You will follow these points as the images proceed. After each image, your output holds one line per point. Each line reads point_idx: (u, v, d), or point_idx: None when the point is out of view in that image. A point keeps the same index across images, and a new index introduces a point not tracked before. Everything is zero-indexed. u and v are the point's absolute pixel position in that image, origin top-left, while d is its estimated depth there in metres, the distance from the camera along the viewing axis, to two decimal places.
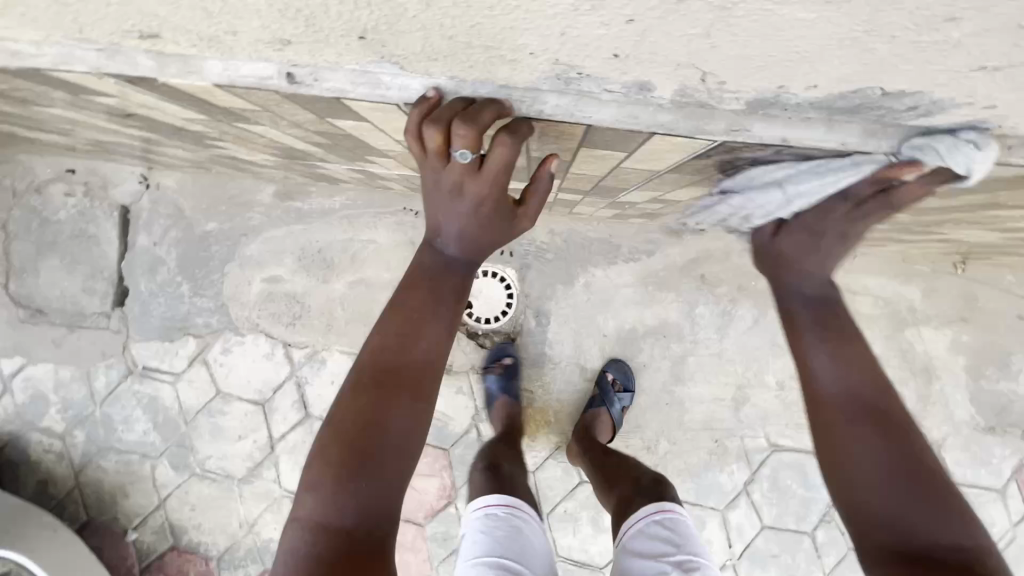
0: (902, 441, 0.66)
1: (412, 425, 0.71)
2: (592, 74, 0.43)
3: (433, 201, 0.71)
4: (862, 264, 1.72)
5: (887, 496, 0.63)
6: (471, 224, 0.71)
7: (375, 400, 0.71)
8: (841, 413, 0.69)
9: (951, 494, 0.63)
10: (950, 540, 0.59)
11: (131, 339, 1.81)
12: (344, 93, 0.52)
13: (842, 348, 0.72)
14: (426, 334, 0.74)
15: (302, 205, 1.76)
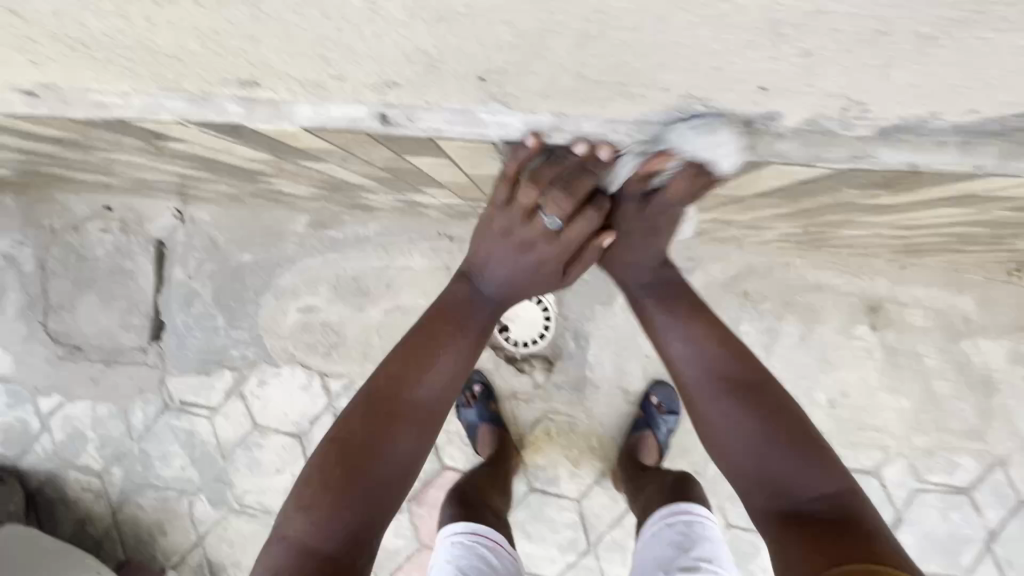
0: (758, 405, 0.82)
1: (415, 441, 0.81)
2: (717, 105, 0.40)
3: (490, 238, 0.81)
4: (912, 275, 1.67)
5: (755, 461, 0.79)
6: (515, 271, 0.83)
7: (369, 424, 0.79)
8: (701, 393, 0.85)
9: (811, 443, 0.78)
10: (813, 488, 0.74)
11: (168, 374, 1.81)
12: (438, 130, 0.51)
13: (688, 331, 0.88)
14: (440, 359, 0.84)
15: (336, 234, 1.75)
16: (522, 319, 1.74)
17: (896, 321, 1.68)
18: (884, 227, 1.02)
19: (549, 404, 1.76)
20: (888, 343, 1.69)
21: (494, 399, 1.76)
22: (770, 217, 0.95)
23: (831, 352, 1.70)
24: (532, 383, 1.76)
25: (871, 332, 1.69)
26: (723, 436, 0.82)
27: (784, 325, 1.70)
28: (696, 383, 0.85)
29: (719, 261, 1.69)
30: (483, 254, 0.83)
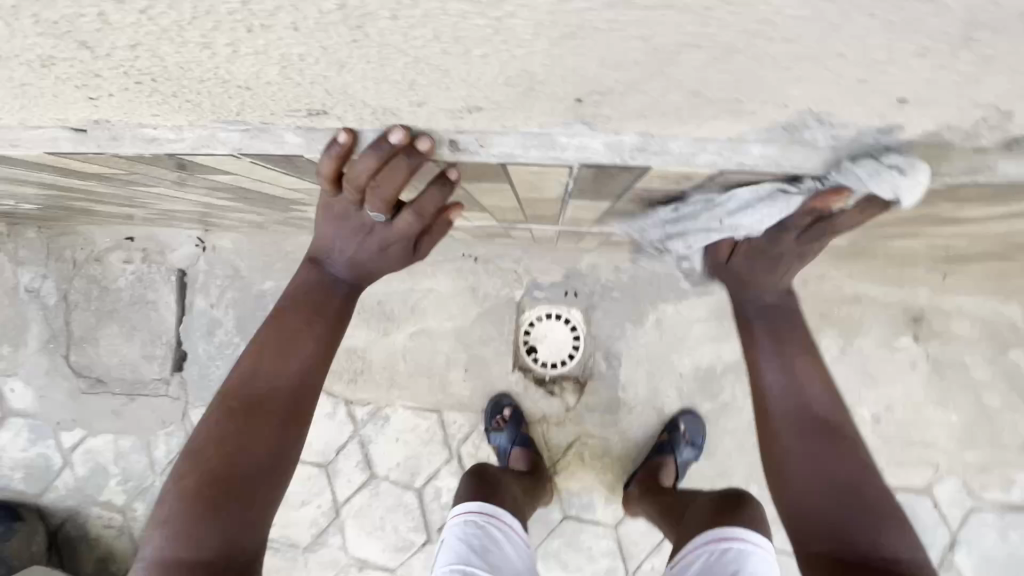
0: (845, 460, 0.74)
1: (269, 443, 0.74)
2: (834, 121, 0.37)
3: (330, 223, 0.71)
4: (955, 283, 1.61)
5: (827, 503, 0.72)
6: (362, 254, 0.75)
7: (235, 431, 0.73)
8: (789, 426, 0.77)
9: (883, 505, 0.71)
10: (887, 541, 0.67)
11: (190, 405, 1.77)
12: (510, 155, 0.47)
13: (793, 363, 0.79)
14: (294, 352, 0.78)
15: None
16: (551, 340, 1.70)
17: (939, 331, 1.63)
18: (945, 237, 0.97)
19: (581, 427, 1.70)
20: (933, 355, 1.63)
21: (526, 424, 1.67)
22: (826, 230, 0.91)
23: (873, 366, 1.64)
24: (563, 406, 1.71)
25: (914, 343, 1.63)
26: (814, 475, 0.74)
27: (823, 339, 1.64)
28: (784, 414, 0.77)
29: None
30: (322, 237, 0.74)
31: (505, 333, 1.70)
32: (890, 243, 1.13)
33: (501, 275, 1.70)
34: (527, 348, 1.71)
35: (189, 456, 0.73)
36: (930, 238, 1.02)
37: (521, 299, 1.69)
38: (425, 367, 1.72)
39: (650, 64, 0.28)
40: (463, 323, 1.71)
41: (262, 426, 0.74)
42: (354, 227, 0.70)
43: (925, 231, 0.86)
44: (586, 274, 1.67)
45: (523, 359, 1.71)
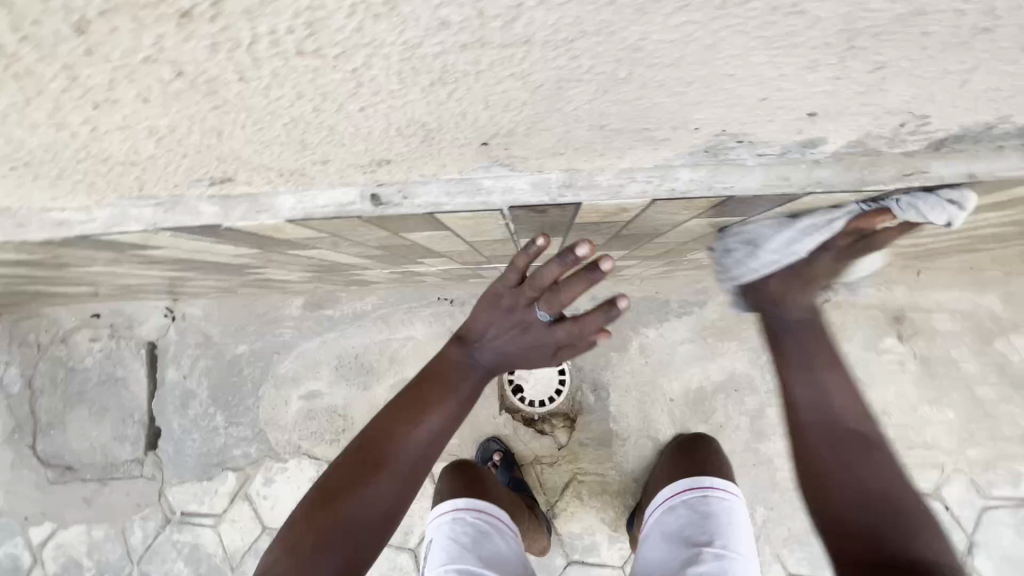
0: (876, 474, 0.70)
1: (388, 494, 0.79)
2: (755, 139, 0.36)
3: (490, 312, 0.73)
4: (930, 279, 1.62)
5: (863, 517, 0.68)
6: (508, 348, 0.76)
7: (355, 475, 0.78)
8: (823, 439, 0.73)
9: (891, 470, 0.71)
10: (879, 505, 0.69)
11: (167, 484, 1.69)
12: (438, 206, 0.45)
13: (830, 377, 0.74)
14: (428, 418, 0.81)
15: (333, 312, 1.70)
16: (536, 376, 1.66)
17: (923, 328, 1.62)
18: (905, 237, 0.97)
19: (576, 465, 1.64)
20: (921, 353, 1.61)
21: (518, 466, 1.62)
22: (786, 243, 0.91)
23: (863, 370, 1.62)
24: (555, 444, 1.66)
25: (900, 343, 1.62)
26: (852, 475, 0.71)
27: None
28: (815, 426, 0.73)
29: None
30: (480, 318, 0.75)
31: None
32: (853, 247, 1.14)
33: None
34: (513, 388, 1.66)
35: (320, 486, 0.79)
36: (892, 240, 1.02)
37: None
38: None
39: (537, 100, 0.28)
40: None
41: (383, 477, 0.79)
42: (508, 317, 0.72)
43: (882, 234, 0.86)
44: None
45: (510, 399, 1.67)
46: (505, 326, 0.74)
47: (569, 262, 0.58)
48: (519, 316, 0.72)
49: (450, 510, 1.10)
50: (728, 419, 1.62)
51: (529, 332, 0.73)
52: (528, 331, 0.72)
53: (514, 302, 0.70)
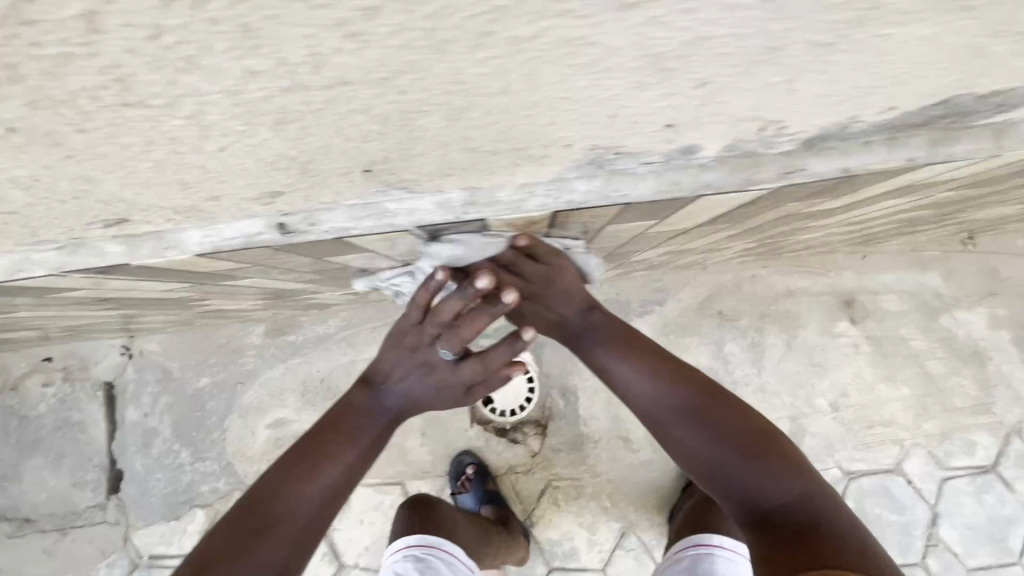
0: (727, 426, 0.74)
1: (288, 543, 0.72)
2: (631, 151, 0.37)
3: (400, 352, 0.78)
4: (876, 263, 1.68)
5: (724, 471, 0.72)
6: (416, 387, 0.80)
7: (236, 535, 0.70)
8: (663, 416, 0.77)
9: (732, 429, 0.74)
10: (738, 461, 0.72)
11: (132, 528, 1.63)
12: (346, 231, 0.46)
13: (638, 359, 0.79)
14: (337, 459, 0.78)
15: (296, 337, 1.67)
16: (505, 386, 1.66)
17: (873, 310, 1.68)
18: (835, 226, 1.01)
19: (552, 472, 1.65)
20: (872, 334, 1.67)
21: (492, 479, 1.62)
22: (724, 239, 0.93)
23: (821, 355, 1.67)
24: (529, 452, 1.66)
25: (852, 326, 1.68)
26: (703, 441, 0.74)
27: (769, 337, 1.66)
28: (653, 407, 0.78)
29: (688, 287, 1.67)
30: (388, 359, 0.80)
31: None
32: (791, 238, 1.18)
33: None
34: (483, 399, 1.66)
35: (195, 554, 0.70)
36: (825, 229, 1.06)
37: None
38: None
39: (398, 129, 0.29)
40: None
41: (283, 525, 0.72)
42: (416, 358, 0.78)
43: (811, 225, 0.90)
44: None
45: (481, 411, 1.66)
46: (414, 364, 0.79)
47: (470, 296, 0.64)
48: (425, 356, 0.77)
49: (402, 548, 1.18)
50: None
51: (434, 368, 0.78)
52: (437, 366, 0.78)
53: (416, 340, 0.76)
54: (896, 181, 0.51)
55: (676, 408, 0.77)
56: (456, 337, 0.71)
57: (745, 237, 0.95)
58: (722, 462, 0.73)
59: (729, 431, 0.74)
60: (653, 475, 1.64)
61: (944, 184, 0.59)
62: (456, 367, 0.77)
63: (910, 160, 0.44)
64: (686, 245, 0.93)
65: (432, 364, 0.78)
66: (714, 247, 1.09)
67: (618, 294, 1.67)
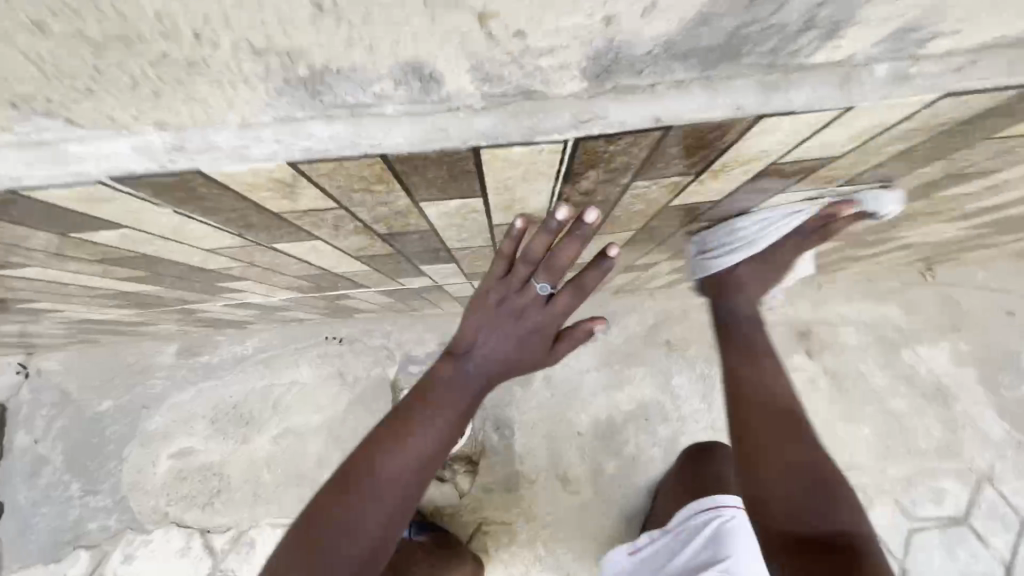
0: (801, 440, 0.61)
1: (376, 536, 0.55)
2: (342, 63, 0.29)
3: (478, 308, 0.60)
4: (831, 293, 1.60)
5: (780, 489, 0.58)
6: (509, 346, 0.61)
7: (314, 521, 0.55)
8: (756, 409, 0.63)
9: (814, 446, 0.61)
10: (809, 477, 0.59)
11: (8, 570, 1.46)
12: (29, 183, 0.35)
13: (761, 354, 0.66)
14: (427, 426, 0.59)
15: (210, 358, 1.55)
16: None
17: (829, 343, 1.57)
18: None
19: (482, 514, 1.50)
20: (830, 369, 1.56)
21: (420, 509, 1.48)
22: (630, 251, 0.84)
23: None
24: (457, 492, 1.50)
25: (808, 359, 1.57)
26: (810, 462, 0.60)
27: (720, 370, 1.55)
28: (750, 397, 0.64)
29: (634, 313, 1.57)
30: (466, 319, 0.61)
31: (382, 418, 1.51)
32: None
33: (370, 354, 1.55)
34: None
35: (288, 536, 0.56)
36: None
37: (395, 377, 1.53)
38: (293, 474, 1.48)
39: None
40: (334, 414, 1.52)
41: (375, 509, 0.55)
42: (502, 311, 0.60)
43: None
44: None
45: None
46: (506, 322, 0.60)
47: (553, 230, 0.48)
48: (515, 305, 0.59)
49: None
50: (640, 451, 1.52)
51: (529, 319, 0.60)
52: (523, 321, 0.60)
53: (507, 290, 0.59)
54: (748, 156, 0.42)
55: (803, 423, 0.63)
56: (555, 269, 0.55)
57: (654, 250, 0.85)
58: (797, 487, 0.58)
59: (820, 444, 0.62)
60: (593, 520, 1.49)
61: (829, 171, 0.50)
62: (554, 311, 0.60)
63: (740, 111, 0.34)
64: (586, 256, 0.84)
65: (525, 316, 0.60)
66: (633, 264, 1.00)
67: None
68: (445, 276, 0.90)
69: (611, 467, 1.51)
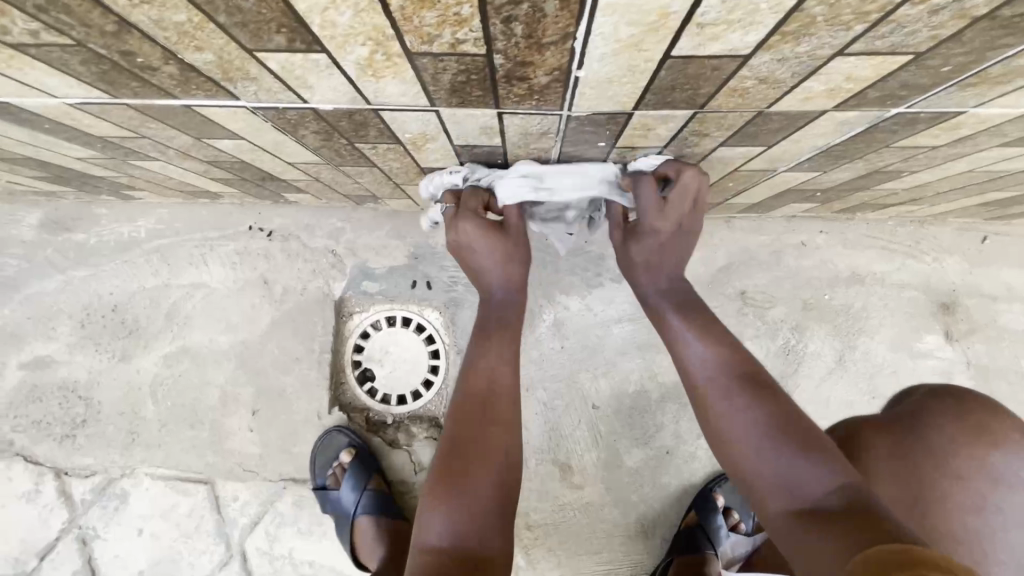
0: (775, 409, 0.55)
1: (499, 494, 0.59)
2: None
3: (494, 247, 0.69)
4: (997, 252, 1.07)
5: (749, 446, 0.54)
6: (504, 254, 0.70)
7: (468, 436, 0.61)
8: (730, 441, 0.56)
9: (797, 419, 0.54)
10: (801, 461, 0.51)
11: None
12: None
13: (757, 391, 0.57)
14: (482, 371, 0.67)
15: (86, 239, 1.09)
16: (395, 358, 1.08)
17: (981, 324, 1.06)
18: None
19: None
20: (977, 362, 1.06)
21: (377, 466, 1.08)
22: (826, 20, 0.33)
23: (890, 382, 1.05)
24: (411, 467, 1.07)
25: (946, 345, 1.06)
26: (724, 454, 0.57)
27: (811, 344, 1.06)
28: (698, 380, 0.60)
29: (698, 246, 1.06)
30: (473, 250, 0.70)
31: (318, 352, 1.06)
32: (916, 142, 0.58)
33: (309, 259, 1.08)
34: (358, 373, 1.08)
35: (438, 461, 0.61)
36: None
37: (343, 296, 1.08)
38: (187, 410, 1.07)
39: None
40: (250, 336, 1.08)
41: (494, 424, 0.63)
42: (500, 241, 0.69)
43: None
44: (443, 253, 1.07)
45: (349, 391, 1.09)
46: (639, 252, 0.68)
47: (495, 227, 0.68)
48: (676, 228, 0.66)
49: None
50: (677, 443, 1.06)
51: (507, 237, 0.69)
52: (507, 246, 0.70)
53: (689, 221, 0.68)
54: None
55: (720, 387, 0.58)
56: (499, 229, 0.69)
57: (886, 30, 0.34)
58: (746, 413, 0.56)
59: (782, 404, 0.56)
60: (598, 529, 1.05)
61: None
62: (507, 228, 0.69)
63: None
64: (704, 18, 0.33)
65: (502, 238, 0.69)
66: (766, 112, 0.49)
67: (588, 244, 1.04)
68: (364, 64, 0.40)
69: (635, 460, 1.06)
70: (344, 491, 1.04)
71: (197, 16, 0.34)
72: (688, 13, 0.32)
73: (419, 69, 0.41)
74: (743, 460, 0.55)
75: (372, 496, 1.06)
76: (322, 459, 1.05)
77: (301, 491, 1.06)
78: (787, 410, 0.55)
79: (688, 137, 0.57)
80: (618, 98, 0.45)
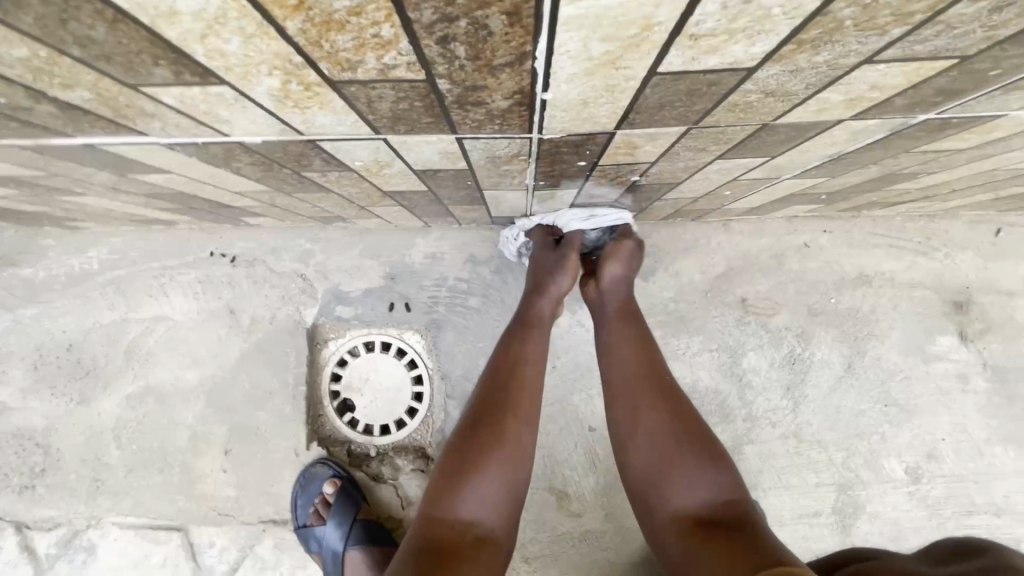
0: (685, 425, 0.60)
1: (508, 487, 0.56)
2: None
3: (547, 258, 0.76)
4: (1013, 244, 1.00)
5: (653, 450, 0.59)
6: (555, 265, 0.75)
7: (484, 421, 0.59)
8: (640, 444, 0.60)
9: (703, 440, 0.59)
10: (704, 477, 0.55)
11: None
12: None
13: (675, 407, 0.62)
14: (510, 362, 0.66)
15: (34, 273, 1.01)
16: (375, 386, 1.01)
17: (997, 322, 1.00)
18: None
19: None
20: (994, 363, 1.00)
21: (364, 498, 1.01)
22: (857, 24, 0.25)
23: (902, 388, 0.99)
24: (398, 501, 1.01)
25: (961, 346, 1.00)
26: (624, 452, 0.61)
27: (818, 352, 1.00)
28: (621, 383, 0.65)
29: (695, 253, 0.99)
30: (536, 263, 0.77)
31: (291, 384, 0.99)
32: (943, 146, 0.50)
33: (277, 285, 1.00)
34: (337, 404, 1.01)
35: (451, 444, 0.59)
36: None
37: (316, 323, 1.00)
38: (154, 453, 1.00)
39: None
40: (218, 370, 1.00)
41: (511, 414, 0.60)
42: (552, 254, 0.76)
43: None
44: (421, 272, 1.00)
45: (328, 423, 1.02)
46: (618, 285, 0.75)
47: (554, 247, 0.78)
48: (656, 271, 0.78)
49: None
50: None
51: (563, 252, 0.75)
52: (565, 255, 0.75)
53: None
54: None
55: (642, 399, 0.62)
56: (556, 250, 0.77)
57: (933, 31, 0.26)
58: (664, 424, 0.60)
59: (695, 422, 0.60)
60: (599, 559, 0.99)
61: None
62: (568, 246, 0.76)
63: None
64: (699, 28, 0.25)
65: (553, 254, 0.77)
66: (772, 124, 0.41)
67: None
68: (279, 94, 0.33)
69: None
70: (332, 527, 0.97)
71: (43, 49, 0.26)
72: (678, 22, 0.24)
73: (350, 97, 0.33)
74: (643, 461, 0.59)
75: (359, 533, 0.99)
76: (307, 493, 0.98)
77: (285, 529, 0.99)
78: (694, 431, 0.59)
79: (680, 152, 0.49)
80: (597, 119, 0.38)
